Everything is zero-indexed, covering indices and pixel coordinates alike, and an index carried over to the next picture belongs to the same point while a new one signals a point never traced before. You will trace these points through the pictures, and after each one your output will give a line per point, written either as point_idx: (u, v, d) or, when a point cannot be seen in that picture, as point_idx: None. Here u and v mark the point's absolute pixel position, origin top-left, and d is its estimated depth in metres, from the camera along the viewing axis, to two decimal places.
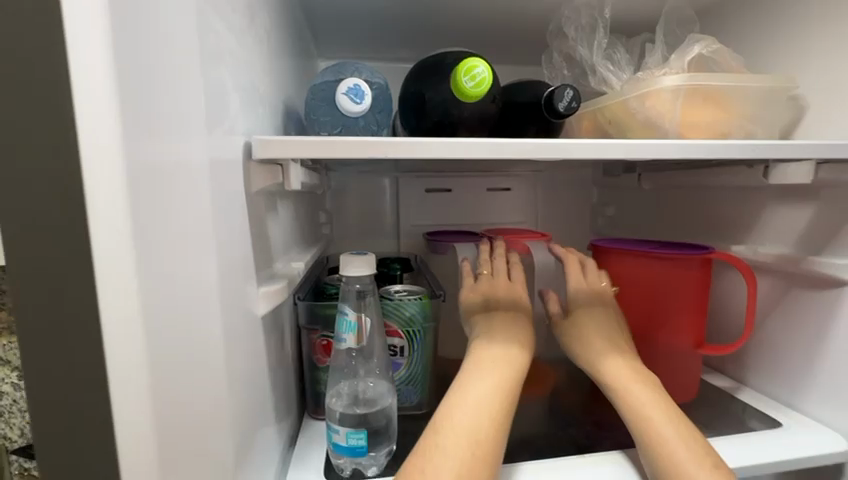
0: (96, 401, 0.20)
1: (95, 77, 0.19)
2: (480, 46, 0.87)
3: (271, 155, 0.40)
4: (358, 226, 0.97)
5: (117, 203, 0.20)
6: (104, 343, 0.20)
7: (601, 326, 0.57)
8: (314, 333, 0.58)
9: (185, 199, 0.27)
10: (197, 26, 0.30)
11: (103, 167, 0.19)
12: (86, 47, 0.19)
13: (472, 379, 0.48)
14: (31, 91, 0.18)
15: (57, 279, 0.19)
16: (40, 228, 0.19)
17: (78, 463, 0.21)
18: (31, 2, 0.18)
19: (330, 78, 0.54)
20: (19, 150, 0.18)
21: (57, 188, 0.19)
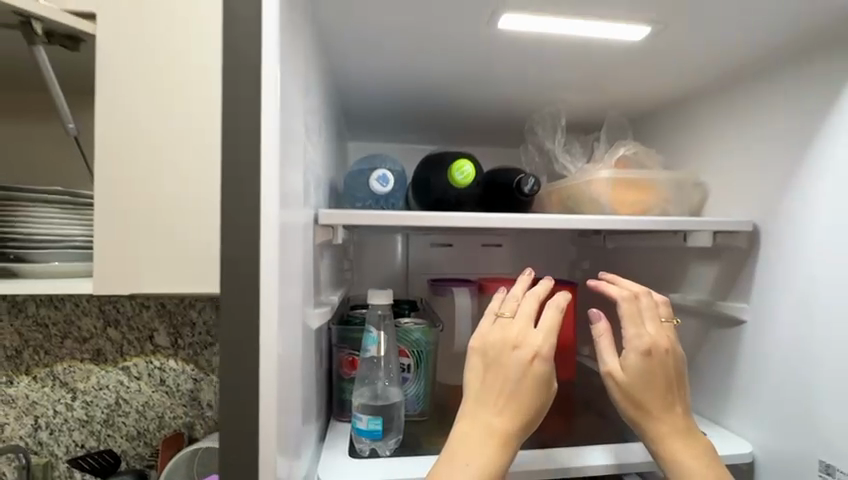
0: (250, 348, 0.42)
1: (269, 199, 0.42)
2: (477, 134, 1.12)
3: (330, 221, 0.62)
4: (375, 274, 1.17)
5: (272, 254, 0.42)
6: (260, 321, 0.42)
7: (649, 378, 0.62)
8: (342, 351, 0.76)
9: (292, 248, 0.48)
10: (301, 152, 0.53)
11: (268, 239, 0.42)
12: (268, 187, 0.42)
13: (462, 468, 0.53)
14: (244, 204, 0.42)
15: (244, 289, 0.42)
16: (238, 264, 0.42)
17: (241, 380, 0.42)
18: (248, 169, 0.42)
19: (364, 166, 0.78)
20: (234, 228, 0.41)
21: (251, 245, 0.41)
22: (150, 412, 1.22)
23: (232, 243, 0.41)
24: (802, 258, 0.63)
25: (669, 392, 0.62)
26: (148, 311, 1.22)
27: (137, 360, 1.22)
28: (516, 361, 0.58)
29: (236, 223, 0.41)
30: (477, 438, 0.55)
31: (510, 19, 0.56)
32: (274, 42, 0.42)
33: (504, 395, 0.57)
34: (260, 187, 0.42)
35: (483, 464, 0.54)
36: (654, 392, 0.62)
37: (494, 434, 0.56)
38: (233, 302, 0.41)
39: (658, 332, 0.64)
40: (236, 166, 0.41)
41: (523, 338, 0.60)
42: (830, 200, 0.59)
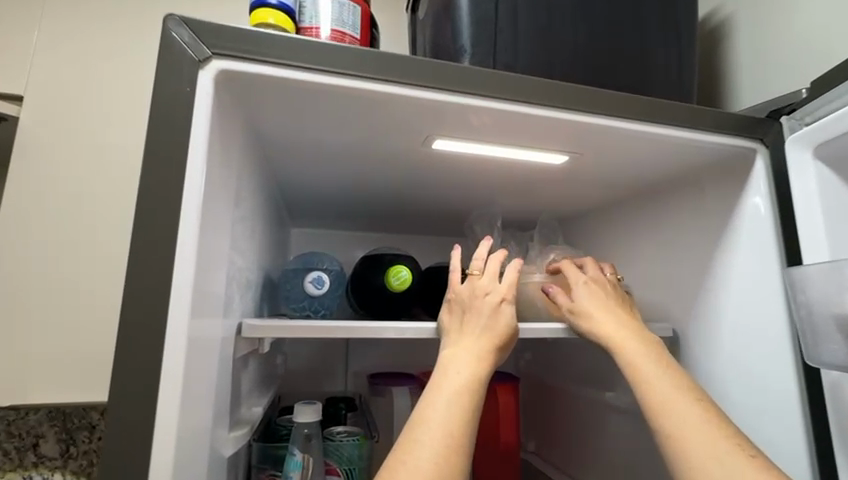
0: None
1: (178, 334, 0.39)
2: (420, 226, 1.14)
3: (255, 332, 0.58)
4: (310, 369, 1.10)
5: (173, 396, 0.38)
6: (150, 475, 0.37)
7: (601, 297, 0.65)
8: (263, 472, 0.67)
9: (203, 375, 0.44)
10: (226, 265, 0.50)
11: (171, 379, 0.39)
12: (179, 321, 0.39)
13: (447, 384, 0.53)
14: (147, 340, 0.38)
15: (135, 436, 0.37)
16: (132, 408, 0.37)
17: None
18: (154, 302, 0.39)
19: (300, 267, 0.76)
20: (133, 367, 0.38)
21: (149, 386, 0.38)
22: None
23: (127, 382, 0.38)
24: (715, 366, 0.67)
25: (616, 304, 0.66)
26: (35, 415, 1.12)
27: (12, 476, 1.09)
28: (486, 303, 0.61)
29: (136, 362, 0.38)
30: (455, 358, 0.56)
31: (442, 141, 0.60)
32: (198, 163, 0.41)
33: (479, 326, 0.59)
34: (169, 322, 0.39)
35: (464, 379, 0.54)
36: (605, 304, 0.64)
37: (472, 355, 0.56)
38: (122, 448, 0.37)
39: (601, 273, 0.70)
40: (143, 297, 0.39)
41: (489, 280, 0.64)
42: (734, 314, 0.65)
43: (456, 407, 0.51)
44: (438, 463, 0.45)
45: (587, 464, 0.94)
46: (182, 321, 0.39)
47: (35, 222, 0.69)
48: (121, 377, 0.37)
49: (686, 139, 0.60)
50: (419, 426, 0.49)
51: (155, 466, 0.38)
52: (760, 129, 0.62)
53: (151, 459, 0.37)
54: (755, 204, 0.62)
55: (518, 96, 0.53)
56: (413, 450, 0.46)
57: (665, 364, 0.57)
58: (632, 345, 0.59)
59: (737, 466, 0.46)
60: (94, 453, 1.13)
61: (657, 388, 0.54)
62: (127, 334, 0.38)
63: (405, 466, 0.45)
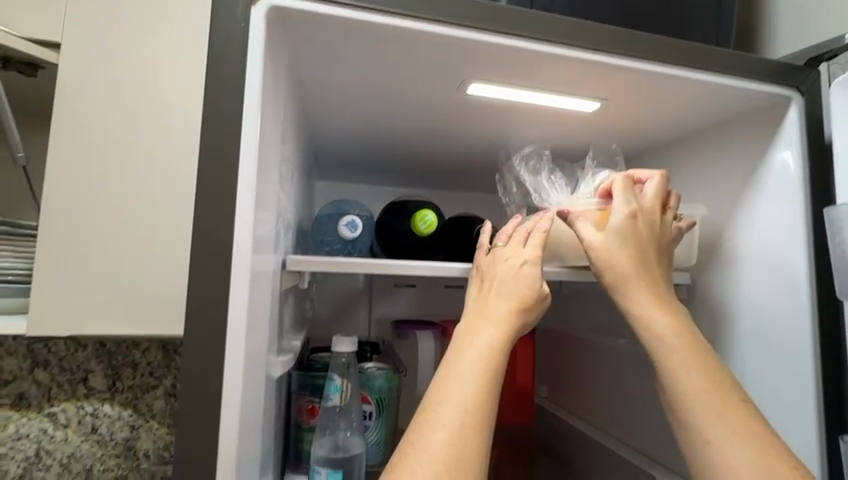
0: (210, 401, 0.42)
1: (242, 256, 0.43)
2: (443, 180, 1.16)
3: (298, 267, 0.62)
4: (336, 315, 1.16)
5: (241, 310, 0.43)
6: (224, 375, 0.42)
7: (635, 254, 0.59)
8: (301, 398, 0.74)
9: (261, 296, 0.48)
10: (275, 200, 0.54)
11: (239, 294, 0.43)
12: (243, 244, 0.43)
13: (463, 356, 0.51)
14: (215, 259, 0.42)
15: (210, 342, 0.42)
16: (206, 317, 0.42)
17: (202, 432, 0.42)
18: (221, 226, 0.42)
19: (332, 212, 0.79)
20: (205, 283, 0.42)
21: (220, 299, 0.42)
22: (75, 465, 1.18)
23: (201, 296, 0.42)
24: (731, 312, 0.70)
25: (650, 259, 0.59)
26: (84, 352, 1.21)
27: (66, 406, 1.19)
28: (508, 269, 0.59)
29: (207, 278, 0.42)
30: (475, 326, 0.54)
31: (477, 86, 0.61)
32: (255, 99, 0.44)
33: (500, 293, 0.57)
34: (234, 244, 0.43)
35: (480, 351, 0.51)
36: (639, 267, 0.59)
37: (491, 323, 0.54)
38: (197, 356, 0.42)
39: (641, 213, 0.61)
40: (211, 221, 0.42)
41: (513, 249, 0.61)
42: (754, 261, 0.67)
43: (473, 381, 0.48)
44: (450, 441, 0.44)
45: (597, 405, 1.00)
46: (246, 245, 0.43)
47: (83, 163, 0.73)
48: (195, 292, 0.42)
49: (720, 85, 0.60)
50: (433, 405, 0.47)
51: (228, 368, 0.43)
52: (797, 77, 0.61)
53: (224, 365, 0.42)
54: (784, 155, 0.63)
55: (557, 38, 0.53)
56: (429, 427, 0.45)
57: (699, 355, 0.55)
58: (664, 332, 0.56)
59: (746, 451, 0.49)
60: (139, 388, 1.23)
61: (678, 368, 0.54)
62: (198, 255, 0.42)
63: (422, 445, 0.44)
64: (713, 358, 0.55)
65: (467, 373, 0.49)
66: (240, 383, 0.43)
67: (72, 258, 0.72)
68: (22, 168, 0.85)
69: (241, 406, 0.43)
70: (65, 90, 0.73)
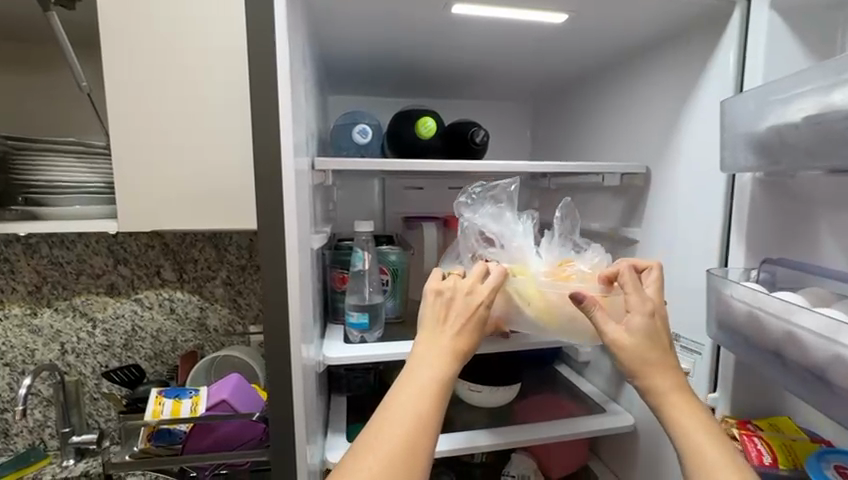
0: (277, 252, 0.63)
1: (287, 153, 0.61)
2: (444, 89, 1.28)
3: (323, 166, 0.80)
4: (357, 212, 1.37)
5: (290, 191, 0.62)
6: (285, 236, 0.63)
7: (647, 352, 0.66)
8: (334, 270, 0.96)
9: (301, 185, 0.67)
10: (302, 114, 0.69)
11: (287, 181, 0.62)
12: (286, 144, 0.61)
13: (419, 374, 0.64)
14: (269, 156, 0.60)
15: (273, 213, 0.62)
16: (269, 196, 0.62)
17: (274, 271, 0.64)
18: (270, 133, 0.60)
19: (347, 121, 0.95)
20: (265, 172, 0.61)
21: (276, 183, 0.61)
22: (164, 336, 1.51)
23: (265, 185, 0.61)
24: (669, 195, 0.86)
25: (663, 357, 0.66)
26: (153, 250, 1.48)
27: (148, 292, 1.49)
28: (462, 299, 0.72)
29: (266, 170, 0.61)
30: (429, 350, 0.66)
31: (459, 6, 0.72)
32: (283, 35, 0.58)
33: (456, 322, 0.70)
34: (281, 144, 0.60)
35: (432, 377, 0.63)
36: (654, 361, 0.66)
37: (445, 348, 0.67)
38: (266, 228, 0.62)
39: (650, 309, 0.69)
40: (263, 131, 0.60)
41: (469, 282, 0.74)
42: (692, 150, 0.81)
43: (422, 394, 0.61)
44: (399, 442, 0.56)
45: None
46: (289, 151, 0.61)
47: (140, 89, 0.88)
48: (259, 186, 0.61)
49: None
50: (387, 409, 0.60)
51: (286, 232, 0.63)
52: None
53: (284, 234, 0.63)
54: (725, 56, 0.73)
55: None
56: (384, 427, 0.58)
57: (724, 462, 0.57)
58: (692, 439, 0.59)
59: None
60: (201, 278, 1.51)
61: (709, 462, 0.57)
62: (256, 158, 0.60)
63: (381, 436, 0.57)
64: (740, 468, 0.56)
65: (419, 385, 0.62)
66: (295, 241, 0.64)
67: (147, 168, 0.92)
68: (86, 96, 1.02)
69: (297, 260, 0.64)
70: (108, 22, 0.84)
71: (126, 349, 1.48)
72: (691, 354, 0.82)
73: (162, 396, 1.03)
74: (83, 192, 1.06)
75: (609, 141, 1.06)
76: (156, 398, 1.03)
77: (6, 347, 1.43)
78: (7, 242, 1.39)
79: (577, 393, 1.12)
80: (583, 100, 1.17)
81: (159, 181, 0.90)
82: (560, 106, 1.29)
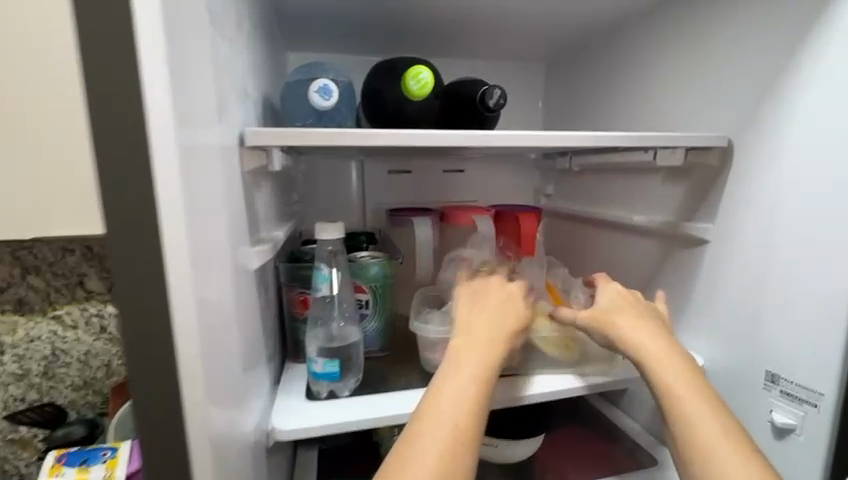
0: (153, 310, 0.33)
1: (160, 114, 0.31)
2: (436, 44, 0.99)
3: (261, 142, 0.51)
4: (329, 204, 1.09)
5: (174, 188, 0.32)
6: (166, 276, 0.33)
7: (640, 326, 0.61)
8: (292, 290, 0.69)
9: (206, 176, 0.37)
10: (208, 46, 0.40)
11: (165, 171, 0.32)
12: (157, 97, 0.30)
13: (453, 378, 0.51)
14: (120, 119, 0.30)
15: (136, 235, 0.31)
16: (126, 199, 0.31)
17: (147, 345, 0.33)
18: (120, 72, 0.30)
19: (303, 77, 0.66)
20: (112, 153, 0.30)
21: (140, 176, 0.31)
22: (94, 361, 1.22)
23: (112, 179, 0.30)
24: (773, 181, 0.61)
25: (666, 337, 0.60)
26: (73, 256, 1.17)
27: (70, 308, 1.19)
28: (491, 297, 0.62)
29: (117, 148, 0.30)
30: (463, 348, 0.54)
31: None
32: None
33: (486, 319, 0.58)
34: (144, 96, 0.30)
35: (469, 378, 0.51)
36: (653, 339, 0.59)
37: (482, 346, 0.55)
38: (124, 264, 0.32)
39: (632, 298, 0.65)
40: (101, 65, 0.29)
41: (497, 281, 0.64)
42: (819, 112, 0.55)
43: (463, 402, 0.48)
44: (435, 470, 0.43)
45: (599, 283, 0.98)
46: (165, 112, 0.31)
47: None
48: (106, 180, 0.30)
49: None
50: (420, 428, 0.46)
51: (170, 269, 0.33)
52: None
53: (167, 274, 0.33)
54: None
55: None
56: (416, 453, 0.44)
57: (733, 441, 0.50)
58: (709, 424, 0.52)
59: None
60: None
61: (699, 426, 0.52)
62: (91, 123, 0.30)
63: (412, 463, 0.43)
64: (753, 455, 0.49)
65: (457, 391, 0.49)
66: (191, 284, 0.34)
67: None
68: None
69: (200, 315, 0.35)
70: None
71: (45, 380, 1.18)
72: (800, 405, 0.58)
73: (60, 465, 0.75)
74: None
75: (666, 106, 0.79)
76: (52, 468, 0.75)
77: None
78: None
79: (614, 432, 0.88)
80: (621, 53, 0.89)
81: (15, 168, 0.59)
82: (587, 65, 1.01)
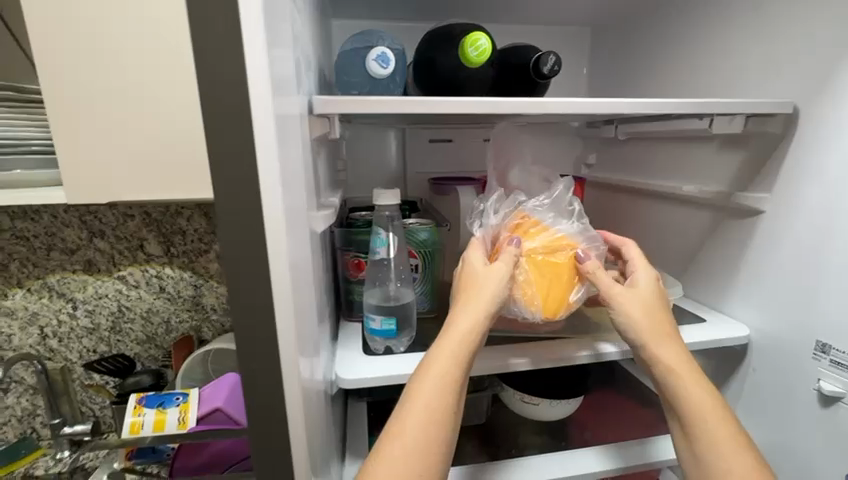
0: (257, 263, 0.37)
1: (259, 85, 0.34)
2: (481, 9, 0.97)
3: (327, 111, 0.53)
4: (371, 173, 1.11)
5: (271, 152, 0.35)
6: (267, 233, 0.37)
7: (645, 320, 0.59)
8: (347, 254, 0.73)
9: (291, 142, 0.41)
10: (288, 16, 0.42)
11: (264, 137, 0.35)
12: (257, 69, 0.34)
13: (423, 376, 0.53)
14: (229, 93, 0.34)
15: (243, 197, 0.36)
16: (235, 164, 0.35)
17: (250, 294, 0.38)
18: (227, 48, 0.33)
19: (359, 46, 0.67)
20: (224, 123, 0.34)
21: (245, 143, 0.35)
22: (155, 317, 1.32)
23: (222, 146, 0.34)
24: (839, 149, 0.59)
25: (664, 324, 0.60)
26: (133, 221, 1.25)
27: (133, 269, 1.28)
28: (469, 287, 0.60)
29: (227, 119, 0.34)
30: (438, 342, 0.55)
31: None
32: None
33: (461, 311, 0.57)
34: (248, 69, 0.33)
35: (435, 376, 0.52)
36: (654, 326, 0.59)
37: (452, 342, 0.54)
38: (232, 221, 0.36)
39: (636, 288, 0.62)
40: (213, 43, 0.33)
41: (475, 268, 0.61)
42: None
43: (428, 399, 0.51)
44: (406, 462, 0.48)
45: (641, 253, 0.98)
46: (263, 82, 0.34)
47: None
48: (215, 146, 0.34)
49: None
50: (392, 424, 0.51)
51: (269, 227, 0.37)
52: None
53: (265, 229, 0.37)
54: None
55: None
56: (388, 448, 0.49)
57: (723, 422, 0.54)
58: (703, 403, 0.55)
59: None
60: (192, 252, 1.30)
61: (694, 404, 0.55)
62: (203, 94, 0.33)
63: (382, 458, 0.48)
64: (739, 434, 0.54)
65: (423, 388, 0.51)
66: (285, 241, 0.38)
67: None
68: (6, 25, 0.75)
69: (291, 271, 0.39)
70: None
71: (114, 333, 1.29)
72: None
73: (141, 405, 0.82)
74: (21, 156, 0.80)
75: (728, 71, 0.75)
76: (135, 407, 0.82)
77: None
78: None
79: (651, 397, 0.91)
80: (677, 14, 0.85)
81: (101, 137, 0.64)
82: (639, 28, 0.97)
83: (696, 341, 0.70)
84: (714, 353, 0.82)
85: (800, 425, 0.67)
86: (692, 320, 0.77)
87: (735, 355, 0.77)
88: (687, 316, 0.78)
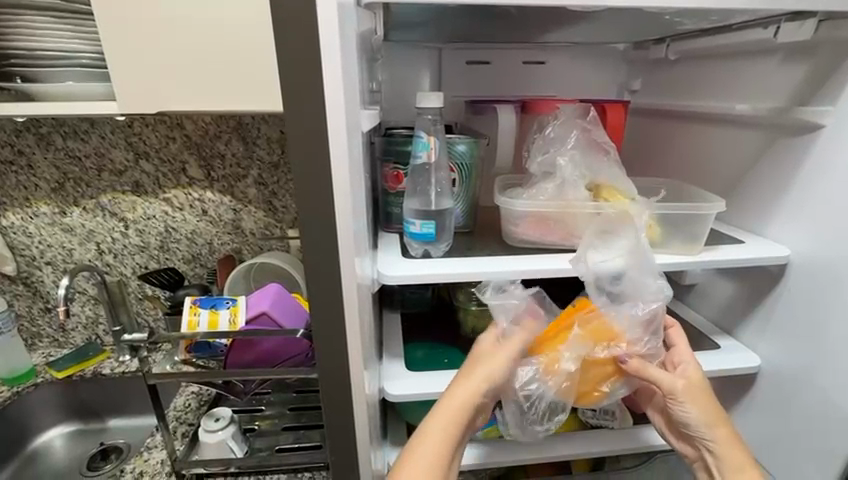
0: None
1: None
2: None
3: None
4: (407, 94, 1.09)
5: None
6: None
7: (697, 405, 0.64)
8: (387, 165, 0.74)
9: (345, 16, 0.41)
10: None
11: None
12: None
13: (434, 421, 0.59)
14: None
15: None
16: None
17: None
18: None
19: None
20: None
21: None
22: (199, 239, 1.34)
23: None
24: None
25: (712, 408, 0.65)
26: (175, 144, 1.26)
27: (176, 192, 1.30)
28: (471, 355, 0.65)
29: None
30: (452, 394, 0.61)
31: None
32: None
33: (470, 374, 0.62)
34: None
35: (443, 425, 0.59)
36: (704, 409, 0.64)
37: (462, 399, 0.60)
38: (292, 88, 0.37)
39: (692, 384, 0.65)
40: None
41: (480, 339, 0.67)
42: None
43: (436, 440, 0.58)
44: None
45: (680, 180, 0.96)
46: None
47: None
48: None
49: None
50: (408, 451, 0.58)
51: None
52: None
53: None
54: None
55: None
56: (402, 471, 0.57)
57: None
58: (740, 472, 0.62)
59: None
60: (231, 177, 1.30)
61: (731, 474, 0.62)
62: None
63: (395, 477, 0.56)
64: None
65: (435, 430, 0.58)
66: None
67: (142, 25, 0.69)
68: None
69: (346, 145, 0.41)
70: None
71: (162, 251, 1.33)
72: None
73: (196, 306, 0.91)
74: (72, 65, 0.83)
75: None
76: (190, 307, 0.91)
77: (42, 245, 1.30)
78: (18, 132, 1.21)
79: (678, 322, 0.93)
80: None
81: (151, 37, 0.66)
82: None
83: (736, 258, 0.70)
84: (749, 277, 0.82)
85: (830, 344, 0.67)
86: (730, 242, 0.76)
87: (771, 279, 0.77)
88: (725, 239, 0.78)
